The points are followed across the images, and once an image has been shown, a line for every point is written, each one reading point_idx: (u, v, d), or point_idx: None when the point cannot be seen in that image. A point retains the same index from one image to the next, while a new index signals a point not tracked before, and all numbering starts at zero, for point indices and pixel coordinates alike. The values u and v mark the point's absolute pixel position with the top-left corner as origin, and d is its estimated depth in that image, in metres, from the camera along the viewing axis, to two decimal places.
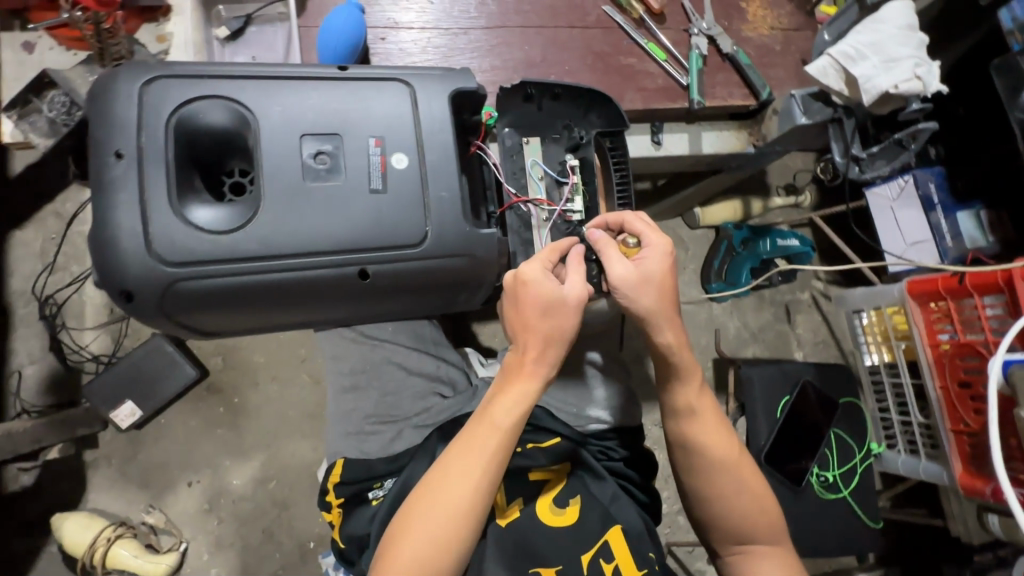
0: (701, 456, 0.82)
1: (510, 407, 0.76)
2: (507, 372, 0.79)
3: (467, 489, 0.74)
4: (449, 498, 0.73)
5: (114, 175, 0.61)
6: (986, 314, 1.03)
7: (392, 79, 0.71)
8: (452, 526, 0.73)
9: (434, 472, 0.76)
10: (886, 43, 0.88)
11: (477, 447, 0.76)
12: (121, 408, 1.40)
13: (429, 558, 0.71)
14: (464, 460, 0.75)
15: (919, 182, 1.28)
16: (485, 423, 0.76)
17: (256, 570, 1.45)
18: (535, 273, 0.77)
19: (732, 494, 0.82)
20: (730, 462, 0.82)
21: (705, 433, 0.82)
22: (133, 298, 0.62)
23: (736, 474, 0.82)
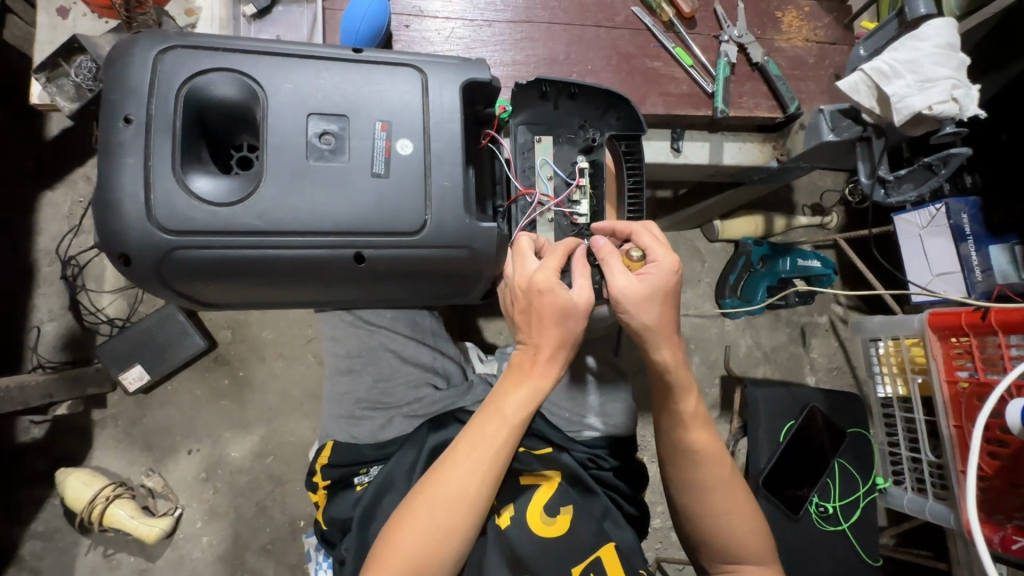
0: (695, 470, 0.80)
1: (519, 406, 0.78)
2: (517, 368, 0.80)
3: (473, 481, 0.75)
4: (455, 492, 0.75)
5: (121, 139, 0.62)
6: (1009, 353, 0.98)
7: (405, 65, 0.71)
8: (457, 517, 0.74)
9: (439, 465, 0.77)
10: (923, 61, 0.83)
11: (484, 444, 0.77)
12: (130, 370, 1.43)
13: (432, 549, 0.73)
14: (471, 456, 0.76)
15: (951, 211, 1.22)
16: (494, 420, 0.77)
17: (246, 541, 1.48)
18: (547, 274, 0.77)
19: (722, 512, 0.80)
20: (724, 480, 0.80)
21: (701, 448, 0.80)
22: (130, 262, 0.63)
23: (727, 491, 0.80)
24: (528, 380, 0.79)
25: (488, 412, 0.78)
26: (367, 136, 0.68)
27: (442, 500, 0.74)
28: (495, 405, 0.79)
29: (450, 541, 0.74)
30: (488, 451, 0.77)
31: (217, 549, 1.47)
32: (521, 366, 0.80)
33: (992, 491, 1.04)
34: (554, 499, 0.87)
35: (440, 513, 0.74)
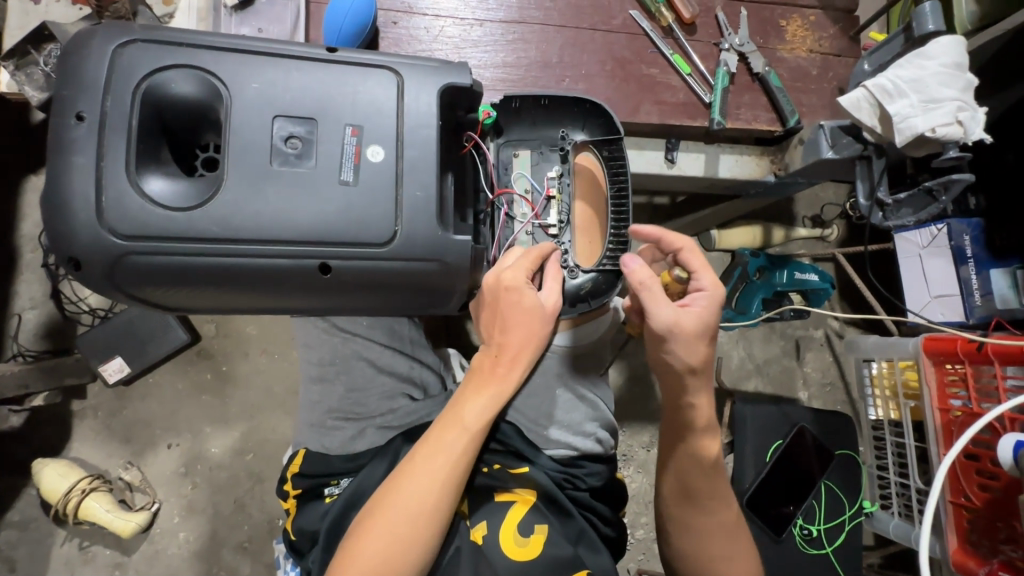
0: (699, 511, 0.79)
1: (481, 411, 0.76)
2: (479, 372, 0.78)
3: (432, 490, 0.73)
4: (415, 499, 0.73)
5: (73, 137, 0.59)
6: (1004, 385, 0.95)
7: (381, 66, 0.67)
8: (415, 527, 0.72)
9: (399, 471, 0.75)
10: (930, 80, 0.79)
11: (443, 450, 0.75)
12: (110, 362, 1.41)
13: (388, 560, 0.71)
14: (429, 463, 0.74)
15: (953, 233, 1.18)
16: (454, 427, 0.75)
17: (223, 538, 1.46)
18: (514, 278, 0.75)
19: (721, 554, 0.79)
20: (728, 524, 0.79)
21: (710, 490, 0.78)
22: (81, 266, 0.60)
23: (728, 535, 0.79)
24: (490, 386, 0.77)
25: (448, 418, 0.77)
26: (336, 141, 0.64)
27: (401, 507, 0.72)
28: (456, 409, 0.77)
29: (409, 552, 0.72)
30: (449, 459, 0.75)
31: (193, 546, 1.45)
32: (483, 370, 0.78)
33: (979, 523, 1.01)
34: (527, 516, 0.84)
35: (396, 520, 0.72)
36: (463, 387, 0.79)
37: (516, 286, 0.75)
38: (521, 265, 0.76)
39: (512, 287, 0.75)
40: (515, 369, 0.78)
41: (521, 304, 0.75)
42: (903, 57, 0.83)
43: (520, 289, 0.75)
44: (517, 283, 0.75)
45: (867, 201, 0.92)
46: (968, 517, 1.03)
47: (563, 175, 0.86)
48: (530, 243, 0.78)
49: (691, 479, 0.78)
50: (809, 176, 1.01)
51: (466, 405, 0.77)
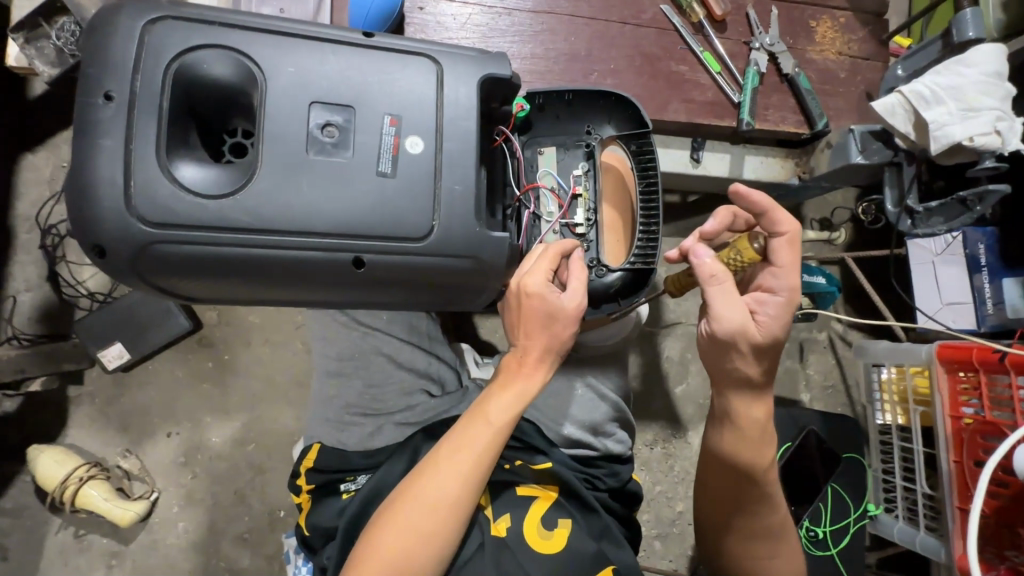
0: (752, 517, 0.82)
1: (503, 409, 0.73)
2: (504, 372, 0.76)
3: (454, 485, 0.71)
4: (435, 496, 0.70)
5: (100, 118, 0.56)
6: (1019, 394, 0.96)
7: (420, 54, 0.65)
8: (436, 524, 0.70)
9: (423, 466, 0.73)
10: (969, 89, 0.82)
11: (466, 448, 0.72)
12: (110, 348, 1.37)
13: (409, 557, 0.69)
14: (452, 460, 0.72)
15: (968, 240, 1.17)
16: (478, 424, 0.73)
17: (222, 529, 1.41)
18: (537, 281, 0.71)
19: (768, 557, 0.83)
20: (777, 532, 0.82)
21: (764, 498, 0.81)
22: (106, 254, 0.57)
23: (775, 540, 0.83)
24: (517, 386, 0.74)
25: (472, 416, 0.74)
26: (375, 131, 0.62)
27: (421, 505, 0.70)
28: (479, 407, 0.74)
29: (429, 548, 0.69)
30: (472, 458, 0.72)
31: (192, 536, 1.40)
32: (509, 371, 0.75)
33: (987, 529, 1.02)
34: (551, 511, 0.84)
35: (417, 515, 0.70)
36: (488, 386, 0.77)
37: (535, 289, 0.71)
38: (542, 266, 0.72)
39: (536, 291, 0.71)
40: (541, 369, 0.75)
41: (545, 307, 0.72)
42: (943, 64, 0.86)
43: (545, 293, 0.71)
44: (540, 286, 0.71)
45: (896, 207, 0.97)
46: (975, 523, 1.04)
47: (589, 172, 0.84)
48: (550, 242, 0.74)
49: (748, 489, 0.80)
50: (834, 180, 1.01)
51: (489, 405, 0.74)
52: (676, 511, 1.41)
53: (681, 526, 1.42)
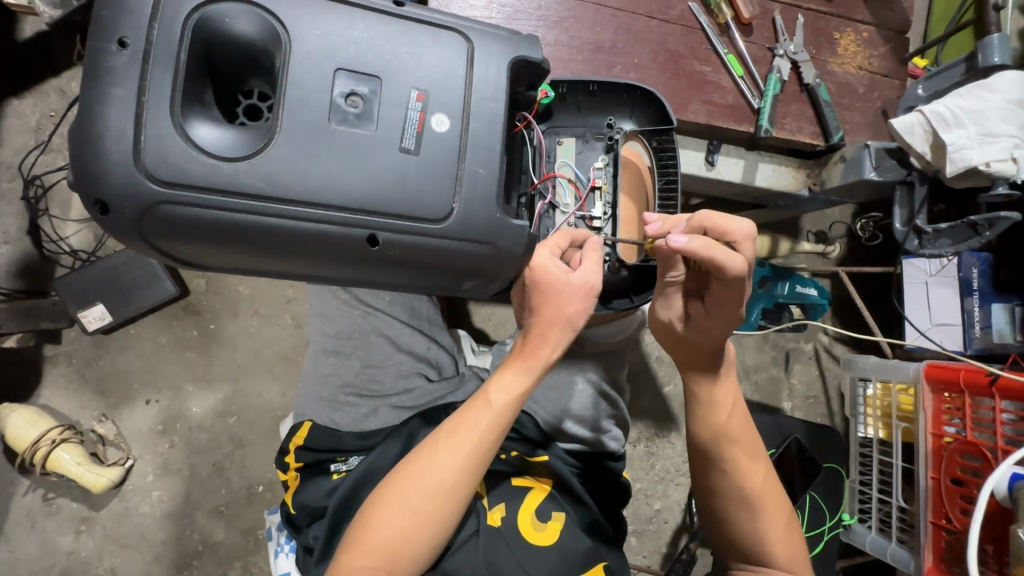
0: (725, 480, 0.78)
1: (508, 392, 0.72)
2: (510, 356, 0.75)
3: (454, 466, 0.69)
4: (433, 481, 0.69)
5: (114, 64, 0.57)
6: (1001, 419, 0.99)
7: (450, 29, 0.66)
8: (434, 505, 0.68)
9: (421, 446, 0.71)
10: (989, 114, 0.85)
11: (464, 429, 0.70)
12: (91, 309, 1.32)
13: (405, 539, 0.67)
14: (452, 443, 0.70)
15: (962, 264, 1.20)
16: (479, 405, 0.71)
17: (198, 501, 1.38)
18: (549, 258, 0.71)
19: (748, 521, 0.78)
20: (758, 497, 0.77)
21: (735, 458, 0.78)
22: (108, 211, 0.58)
23: (757, 507, 0.78)
24: (521, 366, 0.73)
25: (475, 397, 0.73)
26: (401, 105, 0.64)
27: (419, 488, 0.68)
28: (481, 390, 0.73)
29: (424, 530, 0.68)
30: (473, 441, 0.70)
31: (167, 506, 1.37)
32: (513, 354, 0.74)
33: (956, 545, 1.05)
34: (545, 504, 0.84)
35: (416, 497, 0.68)
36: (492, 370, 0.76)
37: (539, 261, 0.71)
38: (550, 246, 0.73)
39: (541, 266, 0.71)
40: (542, 348, 0.73)
41: (550, 278, 0.71)
42: (966, 88, 0.89)
43: (552, 267, 0.71)
44: (549, 260, 0.71)
45: (904, 227, 0.98)
46: (946, 539, 1.07)
47: (609, 165, 0.83)
48: (560, 230, 0.76)
49: (712, 448, 0.79)
50: (842, 194, 1.02)
51: (491, 387, 0.73)
52: (654, 509, 1.42)
53: (658, 524, 1.43)
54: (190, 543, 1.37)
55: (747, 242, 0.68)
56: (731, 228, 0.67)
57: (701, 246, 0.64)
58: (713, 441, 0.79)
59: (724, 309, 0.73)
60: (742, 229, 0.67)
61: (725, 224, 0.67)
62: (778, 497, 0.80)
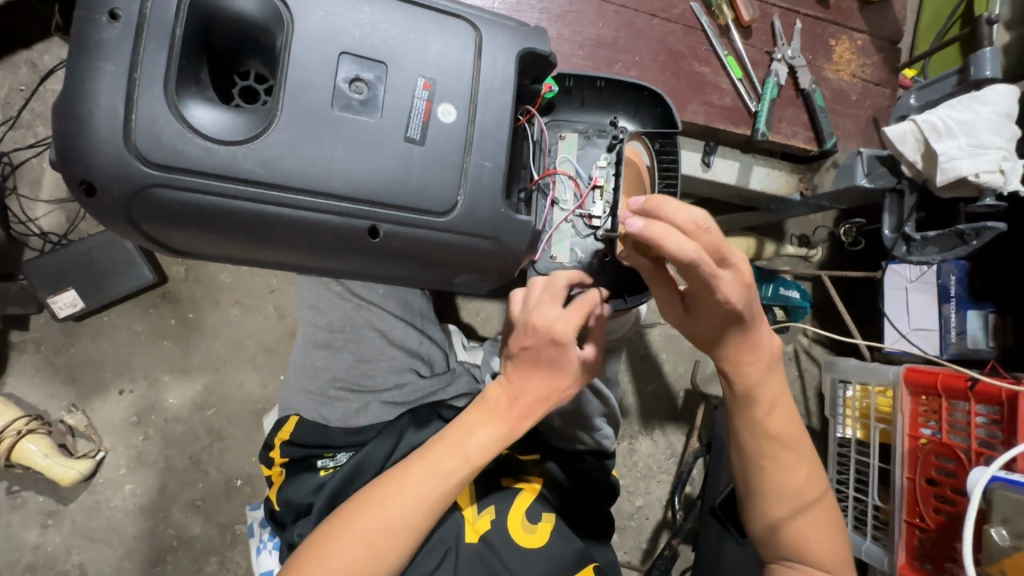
0: (763, 479, 0.76)
1: (486, 442, 0.68)
2: (494, 398, 0.70)
3: (418, 507, 0.65)
4: (397, 517, 0.64)
5: (105, 38, 0.55)
6: (975, 421, 1.02)
7: (457, 17, 0.65)
8: (392, 541, 0.64)
9: (392, 474, 0.67)
10: (981, 126, 0.87)
11: (438, 478, 0.66)
12: (62, 295, 1.26)
13: (361, 569, 0.63)
14: (425, 483, 0.65)
15: (940, 272, 1.25)
16: (455, 456, 0.67)
17: (173, 495, 1.33)
18: (556, 318, 0.67)
19: (790, 515, 0.76)
20: (787, 482, 0.75)
21: (767, 448, 0.76)
22: (95, 193, 0.56)
23: (797, 506, 0.76)
24: (503, 416, 0.69)
25: (454, 438, 0.68)
26: (407, 93, 0.62)
27: (384, 519, 0.64)
28: (457, 435, 0.68)
29: (381, 563, 0.64)
30: (441, 485, 0.66)
31: (140, 500, 1.32)
32: (494, 403, 0.70)
33: (929, 543, 1.08)
34: (535, 505, 0.84)
35: (376, 530, 0.64)
36: (474, 408, 0.71)
37: (544, 320, 0.67)
38: (547, 301, 0.69)
39: (544, 326, 0.67)
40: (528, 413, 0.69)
41: (544, 322, 0.68)
42: (959, 99, 0.91)
43: (559, 326, 0.67)
44: (557, 318, 0.67)
45: (893, 234, 1.00)
46: (919, 537, 1.10)
47: (613, 164, 0.81)
48: (551, 278, 0.72)
49: (751, 445, 0.77)
50: (833, 200, 1.04)
51: (471, 436, 0.68)
52: (636, 505, 1.44)
53: (639, 521, 1.45)
54: (164, 537, 1.32)
55: (703, 228, 0.60)
56: (679, 217, 0.60)
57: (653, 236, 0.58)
58: (748, 431, 0.77)
59: (705, 296, 0.66)
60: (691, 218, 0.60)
61: (672, 212, 0.60)
62: (819, 495, 0.77)
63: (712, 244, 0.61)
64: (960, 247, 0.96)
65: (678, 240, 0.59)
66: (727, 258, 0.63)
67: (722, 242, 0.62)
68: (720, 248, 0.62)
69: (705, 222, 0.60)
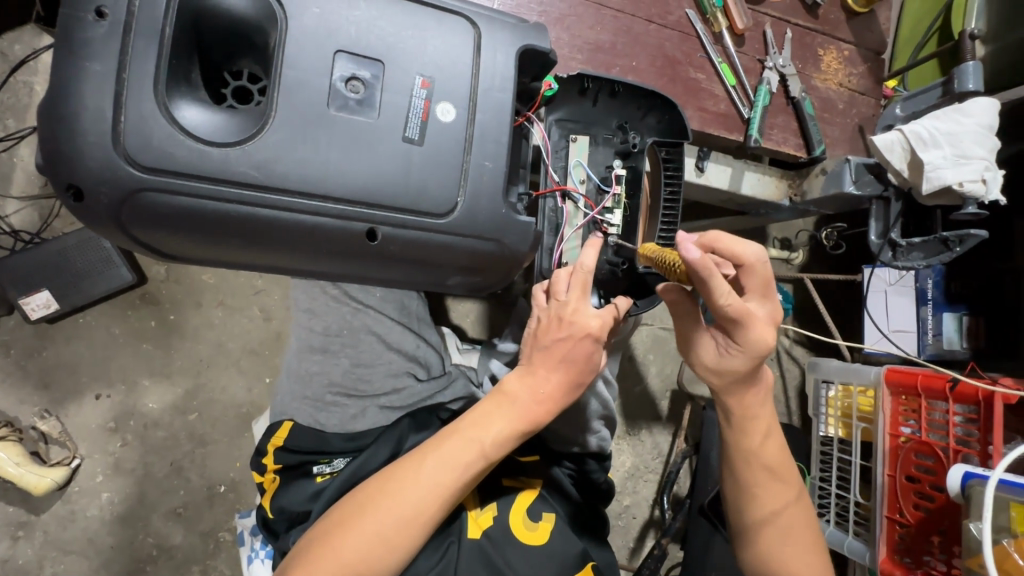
0: (752, 505, 0.77)
1: (502, 436, 0.67)
2: (507, 389, 0.69)
3: (432, 495, 0.64)
4: (409, 508, 0.63)
5: (91, 36, 0.52)
6: (954, 420, 1.07)
7: (457, 14, 0.64)
8: (403, 534, 0.63)
9: (400, 468, 0.65)
10: (964, 137, 0.91)
11: (453, 472, 0.65)
12: (35, 296, 1.21)
13: (370, 564, 0.62)
14: (437, 477, 0.64)
15: (918, 276, 1.29)
16: (471, 449, 0.66)
17: (153, 503, 1.28)
18: (590, 317, 0.70)
19: (780, 548, 0.76)
20: (777, 516, 0.77)
21: (760, 479, 0.77)
22: (83, 197, 0.54)
23: (787, 534, 0.77)
24: (516, 410, 0.68)
25: (466, 432, 0.67)
26: (404, 92, 0.61)
27: (395, 513, 0.63)
28: (473, 427, 0.67)
29: (392, 554, 0.62)
30: (452, 477, 0.65)
31: (118, 509, 1.27)
32: (512, 396, 0.69)
33: (908, 538, 1.12)
34: (535, 504, 0.85)
35: (388, 525, 0.63)
36: (486, 400, 0.70)
37: (581, 320, 0.70)
38: (579, 295, 0.71)
39: (581, 324, 0.69)
40: (546, 406, 0.69)
41: (570, 316, 0.70)
42: (944, 111, 0.95)
43: (596, 325, 0.70)
44: (592, 316, 0.70)
45: (880, 239, 1.03)
46: (899, 531, 1.14)
47: (629, 171, 0.82)
48: (579, 265, 0.71)
49: (743, 470, 0.78)
50: (820, 206, 1.07)
51: (487, 428, 0.67)
52: (623, 505, 1.45)
53: (626, 520, 1.46)
54: (143, 547, 1.27)
55: (759, 261, 0.68)
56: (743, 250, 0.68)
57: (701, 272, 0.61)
58: (742, 464, 0.78)
59: (742, 331, 0.70)
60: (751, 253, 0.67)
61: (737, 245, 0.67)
62: (808, 523, 0.78)
63: (763, 279, 0.69)
64: (943, 254, 1.00)
65: (716, 278, 0.62)
66: (768, 296, 0.70)
67: (770, 280, 0.69)
68: (767, 283, 0.69)
69: (760, 258, 0.68)
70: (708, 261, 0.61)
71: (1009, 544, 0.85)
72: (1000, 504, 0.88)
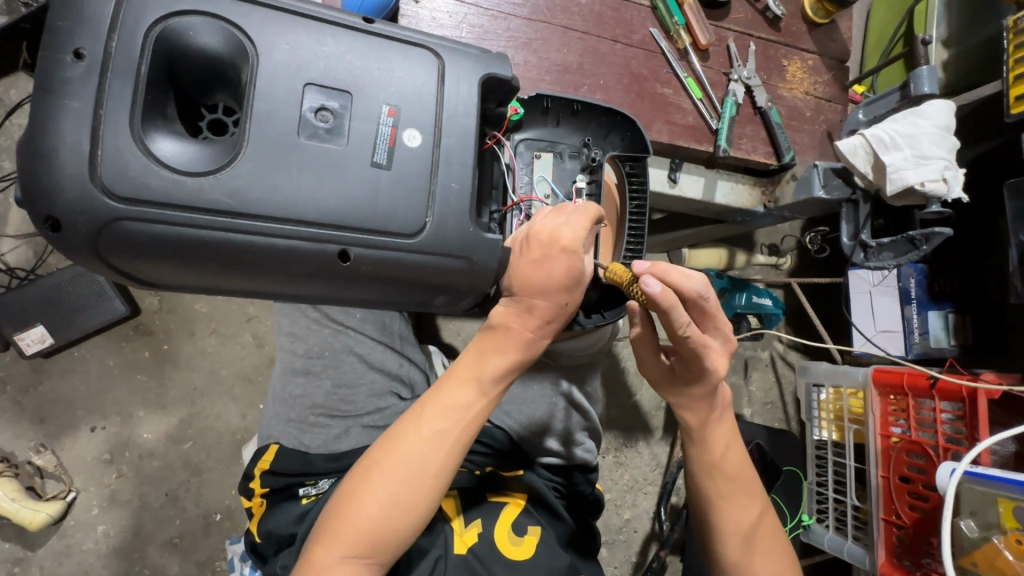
0: (720, 520, 0.78)
1: (494, 372, 0.71)
2: (493, 332, 0.71)
3: (439, 452, 0.67)
4: (415, 467, 0.66)
5: (70, 75, 0.55)
6: (941, 419, 1.06)
7: (421, 46, 0.67)
8: (417, 490, 0.66)
9: (402, 425, 0.68)
10: (921, 138, 0.95)
11: (453, 412, 0.69)
12: (30, 331, 1.24)
13: (390, 522, 0.65)
14: (438, 424, 0.68)
15: (901, 274, 1.27)
16: (469, 387, 0.70)
17: (149, 534, 1.28)
18: (565, 228, 0.69)
19: (746, 561, 0.77)
20: (746, 531, 0.77)
21: (726, 493, 0.78)
22: (61, 228, 0.56)
23: (752, 544, 0.77)
24: (504, 346, 0.71)
25: (462, 375, 0.71)
26: (372, 120, 0.64)
27: (399, 470, 0.66)
28: (470, 366, 0.71)
29: (407, 513, 0.66)
30: (455, 425, 0.69)
31: (113, 541, 1.27)
32: (503, 329, 0.71)
33: (906, 540, 1.10)
34: (521, 518, 0.86)
35: (400, 484, 0.65)
36: (472, 345, 0.73)
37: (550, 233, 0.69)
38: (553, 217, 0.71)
39: (550, 236, 0.69)
40: (544, 331, 0.72)
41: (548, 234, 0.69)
42: (902, 113, 0.99)
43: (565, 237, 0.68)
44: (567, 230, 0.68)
45: (850, 242, 1.07)
46: (897, 534, 1.12)
47: (592, 185, 0.85)
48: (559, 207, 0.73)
49: (705, 483, 0.79)
50: (794, 210, 1.08)
51: (484, 365, 0.71)
52: (623, 518, 1.44)
53: (628, 534, 1.45)
54: None
55: (702, 296, 0.67)
56: (687, 286, 0.66)
57: (663, 302, 0.63)
58: (707, 480, 0.79)
59: (697, 360, 0.71)
60: (696, 287, 0.66)
61: (682, 281, 0.66)
62: (776, 533, 0.79)
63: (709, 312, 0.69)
64: (913, 253, 1.04)
65: (677, 308, 0.64)
66: (718, 327, 0.71)
67: (715, 312, 0.70)
68: (714, 315, 0.70)
69: (704, 292, 0.67)
70: (671, 294, 0.63)
71: (998, 540, 0.85)
72: (988, 499, 0.88)
